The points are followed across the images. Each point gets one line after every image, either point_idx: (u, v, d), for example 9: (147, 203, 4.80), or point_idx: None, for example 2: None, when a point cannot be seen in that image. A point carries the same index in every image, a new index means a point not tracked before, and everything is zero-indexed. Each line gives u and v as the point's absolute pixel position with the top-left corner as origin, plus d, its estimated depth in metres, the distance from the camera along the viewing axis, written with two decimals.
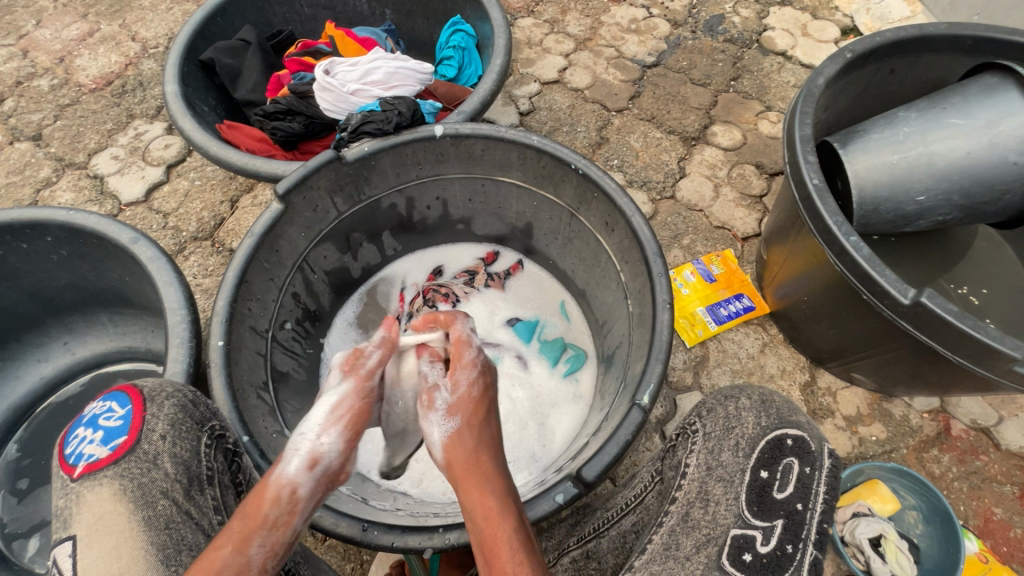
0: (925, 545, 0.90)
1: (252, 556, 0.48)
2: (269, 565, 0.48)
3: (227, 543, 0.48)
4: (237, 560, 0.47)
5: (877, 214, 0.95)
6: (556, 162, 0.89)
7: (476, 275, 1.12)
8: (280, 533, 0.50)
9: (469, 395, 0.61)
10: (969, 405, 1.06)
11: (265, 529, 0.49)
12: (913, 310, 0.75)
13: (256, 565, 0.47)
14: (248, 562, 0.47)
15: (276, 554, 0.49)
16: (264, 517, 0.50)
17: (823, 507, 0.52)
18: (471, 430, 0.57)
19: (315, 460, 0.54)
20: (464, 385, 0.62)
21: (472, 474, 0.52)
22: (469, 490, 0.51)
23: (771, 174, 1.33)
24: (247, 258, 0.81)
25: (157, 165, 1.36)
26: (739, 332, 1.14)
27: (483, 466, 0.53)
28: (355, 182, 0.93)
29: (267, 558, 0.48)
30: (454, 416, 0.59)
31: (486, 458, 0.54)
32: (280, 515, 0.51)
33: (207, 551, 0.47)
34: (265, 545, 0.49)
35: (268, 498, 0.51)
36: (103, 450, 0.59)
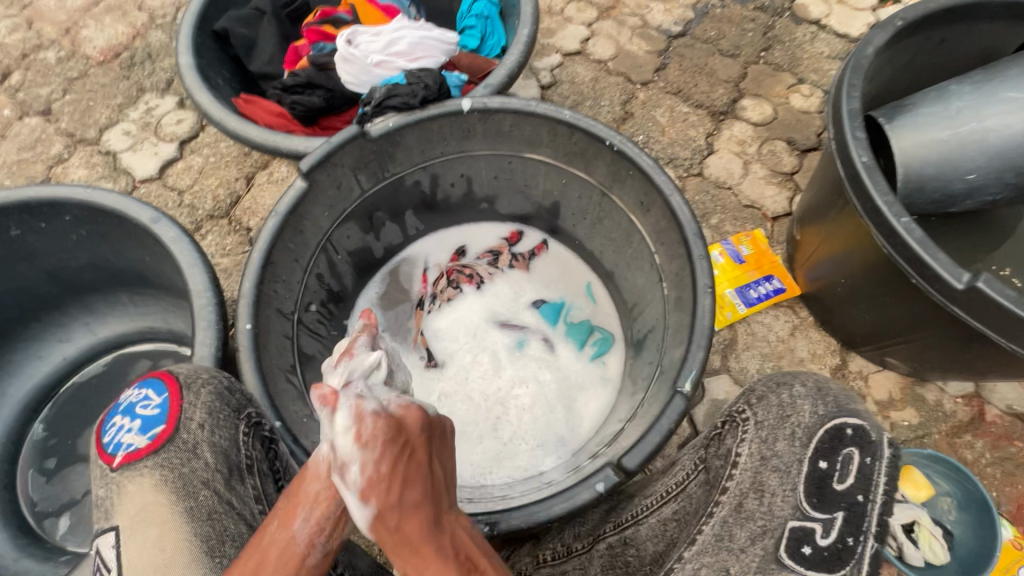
0: (958, 532, 0.88)
1: (297, 531, 0.51)
2: (316, 540, 0.52)
3: (273, 521, 0.52)
4: (283, 535, 0.51)
5: (923, 192, 0.90)
6: (589, 138, 0.86)
7: (500, 255, 1.09)
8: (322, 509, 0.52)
9: (379, 464, 0.49)
10: (1005, 390, 1.04)
11: (307, 504, 0.52)
12: (967, 295, 0.72)
13: (302, 539, 0.51)
14: (293, 536, 0.51)
15: (322, 529, 0.52)
16: (307, 494, 0.52)
17: (885, 498, 0.48)
18: (399, 496, 0.49)
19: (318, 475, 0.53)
20: (372, 446, 0.50)
21: (411, 546, 0.47)
22: (413, 560, 0.47)
23: (803, 150, 1.28)
24: (272, 239, 0.79)
25: (170, 141, 1.33)
26: (768, 314, 1.12)
27: (413, 531, 0.48)
28: (379, 159, 0.90)
29: (313, 533, 0.51)
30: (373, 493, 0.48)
31: (420, 520, 0.48)
32: (320, 491, 0.52)
33: (257, 536, 0.52)
34: (310, 520, 0.52)
35: (307, 478, 0.53)
36: (141, 439, 0.58)
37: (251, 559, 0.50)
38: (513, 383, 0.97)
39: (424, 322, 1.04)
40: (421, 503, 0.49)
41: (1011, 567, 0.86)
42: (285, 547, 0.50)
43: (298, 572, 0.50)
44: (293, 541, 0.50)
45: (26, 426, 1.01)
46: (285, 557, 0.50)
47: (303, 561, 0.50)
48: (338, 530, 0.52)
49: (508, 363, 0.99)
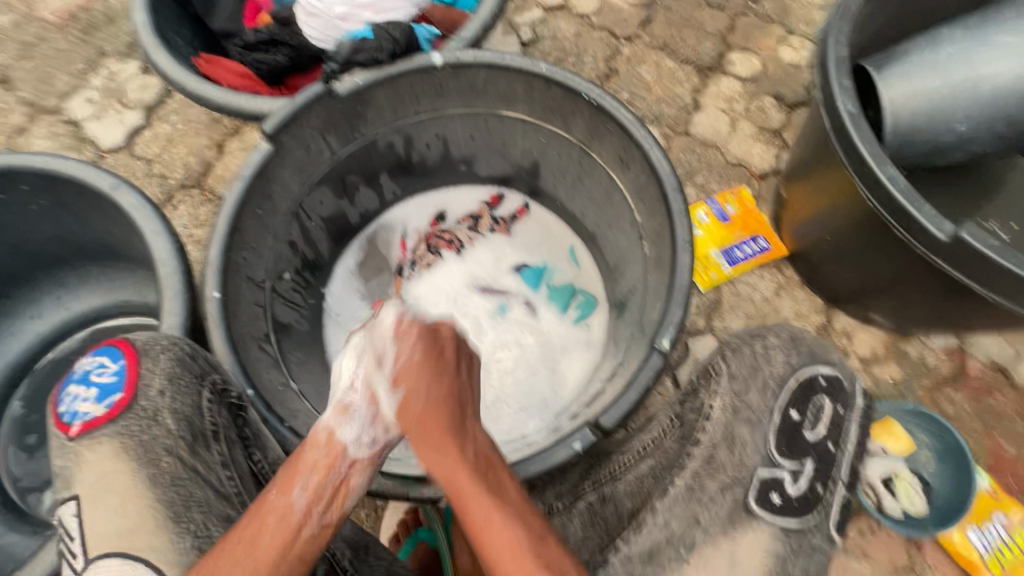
0: (937, 483, 0.89)
1: (296, 499, 0.52)
2: (314, 509, 0.52)
3: (271, 488, 0.52)
4: (282, 502, 0.51)
5: (912, 144, 0.87)
6: (566, 93, 0.82)
7: (480, 219, 1.06)
8: (322, 476, 0.54)
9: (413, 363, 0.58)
10: (988, 344, 1.03)
11: (305, 474, 0.54)
12: (950, 246, 0.71)
13: (300, 508, 0.51)
14: (290, 504, 0.51)
15: (319, 498, 0.53)
16: (306, 462, 0.55)
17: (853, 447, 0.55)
18: (423, 385, 0.56)
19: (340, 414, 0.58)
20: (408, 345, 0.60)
21: (439, 435, 0.52)
22: (432, 447, 0.52)
23: (792, 105, 1.24)
24: (237, 203, 0.76)
25: (135, 108, 1.27)
26: (754, 274, 1.10)
27: (435, 423, 0.53)
28: (348, 119, 0.87)
29: (310, 501, 0.52)
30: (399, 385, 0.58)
31: (444, 413, 0.54)
32: (321, 458, 0.55)
33: (256, 504, 0.51)
34: (307, 490, 0.52)
35: (309, 446, 0.56)
36: (99, 407, 0.57)
37: (248, 526, 0.50)
38: (496, 348, 0.97)
39: (404, 289, 1.02)
40: (435, 406, 0.55)
41: (987, 515, 0.88)
42: (283, 515, 0.50)
43: (293, 540, 0.50)
44: (291, 507, 0.50)
45: (4, 403, 0.99)
46: (281, 524, 0.50)
47: (300, 529, 0.50)
48: (336, 501, 0.53)
49: (491, 328, 0.98)
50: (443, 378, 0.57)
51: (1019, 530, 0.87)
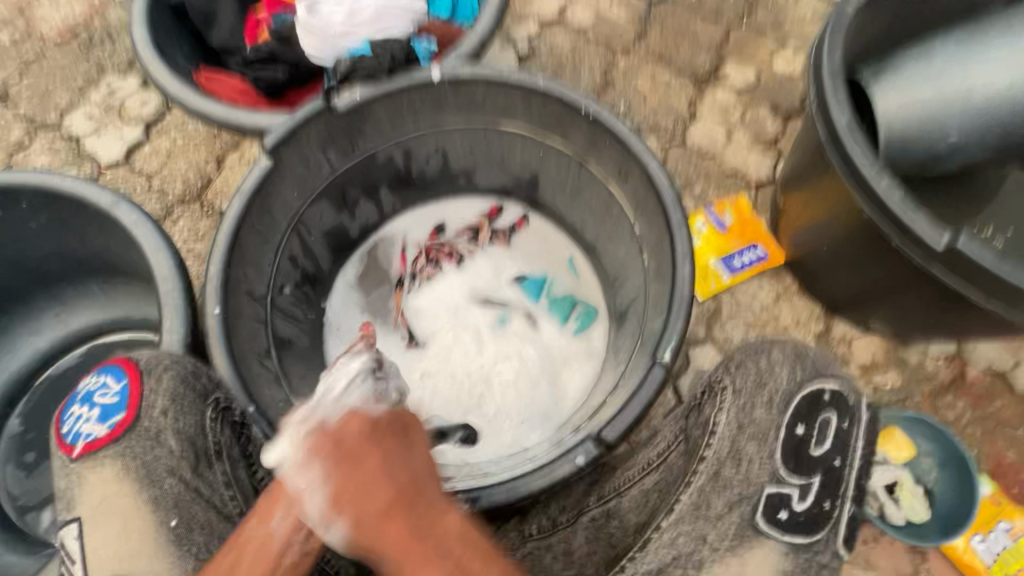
0: (940, 491, 0.88)
1: (274, 528, 0.50)
2: (294, 538, 0.50)
3: (252, 517, 0.52)
4: (261, 531, 0.50)
5: (904, 153, 0.87)
6: (564, 107, 0.83)
7: (479, 231, 1.06)
8: (295, 518, 0.50)
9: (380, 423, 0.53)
10: (987, 350, 1.03)
11: (284, 503, 0.51)
12: (946, 256, 0.72)
13: (279, 535, 0.50)
14: (270, 533, 0.50)
15: (298, 527, 0.50)
16: (284, 494, 0.52)
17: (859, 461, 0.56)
18: (373, 473, 0.48)
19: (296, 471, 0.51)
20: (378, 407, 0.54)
21: (404, 540, 0.44)
22: (404, 556, 0.44)
23: (787, 116, 1.25)
24: (238, 220, 0.77)
25: (135, 124, 1.27)
26: (752, 283, 1.10)
27: (398, 520, 0.45)
28: (348, 134, 0.87)
29: (289, 531, 0.50)
30: (341, 478, 0.48)
31: (404, 504, 0.46)
32: (292, 507, 0.51)
33: (236, 532, 0.51)
34: (285, 520, 0.50)
35: (282, 486, 0.52)
36: (102, 428, 0.59)
37: (228, 557, 0.50)
38: (497, 359, 0.96)
39: (404, 302, 1.02)
40: (403, 479, 0.48)
41: (988, 522, 0.89)
42: (262, 543, 0.50)
43: (273, 569, 0.49)
44: (270, 537, 0.50)
45: (2, 421, 0.99)
46: (261, 554, 0.49)
47: (279, 558, 0.49)
48: (317, 532, 0.50)
49: (491, 340, 0.98)
50: (391, 452, 0.50)
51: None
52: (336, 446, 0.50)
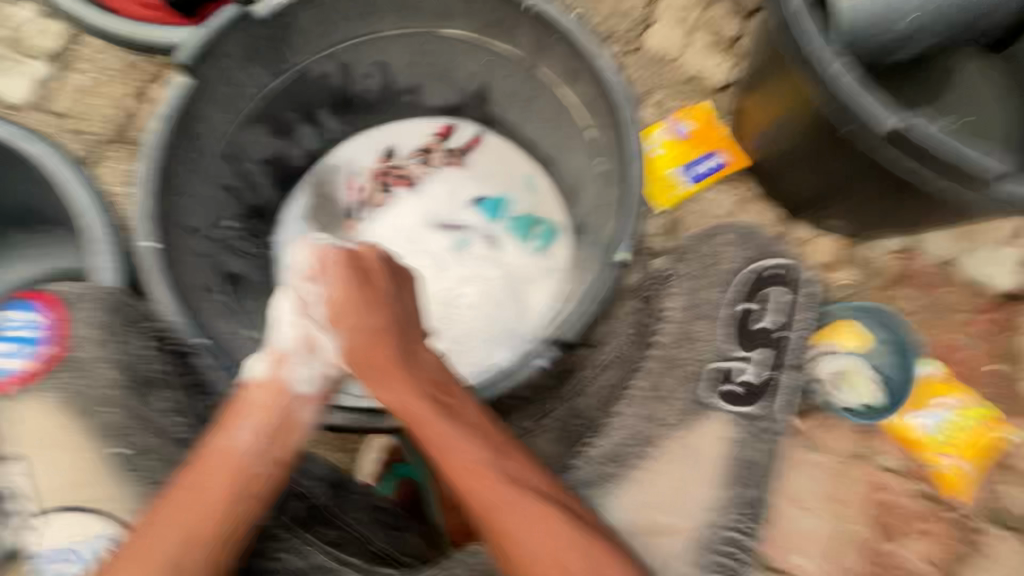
0: (890, 373, 0.94)
1: (242, 437, 0.67)
2: (258, 444, 0.67)
3: (215, 435, 0.67)
4: (226, 444, 0.66)
5: (871, 39, 0.81)
6: (503, 3, 0.79)
7: (431, 153, 0.98)
8: (262, 417, 0.68)
9: (352, 285, 0.70)
10: (939, 240, 1.04)
11: (246, 413, 0.68)
12: (892, 138, 0.73)
13: (243, 446, 0.66)
14: (234, 444, 0.66)
15: (263, 435, 0.67)
16: (250, 404, 0.68)
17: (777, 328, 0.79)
18: (361, 323, 0.69)
19: (280, 360, 0.70)
20: (338, 276, 0.70)
21: (386, 370, 0.67)
22: (384, 384, 0.67)
23: (748, 11, 1.19)
24: (161, 145, 0.72)
25: (37, 57, 1.14)
26: (712, 191, 1.10)
27: (381, 358, 0.68)
28: (274, 47, 0.81)
29: (255, 436, 0.67)
30: (335, 331, 0.70)
31: (383, 346, 0.68)
32: (262, 399, 0.69)
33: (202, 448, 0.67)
34: (248, 429, 0.67)
35: (253, 388, 0.69)
36: (35, 361, 0.73)
37: (206, 463, 0.65)
38: (462, 282, 0.95)
39: (358, 232, 0.96)
40: (381, 329, 0.69)
41: (931, 399, 0.94)
42: (232, 451, 0.66)
43: (241, 473, 0.66)
44: (237, 444, 0.66)
45: None
46: (226, 461, 0.66)
47: (247, 460, 0.66)
48: (280, 441, 0.68)
49: (454, 262, 0.96)
50: (373, 312, 0.69)
51: (959, 411, 0.94)
52: (330, 301, 0.70)
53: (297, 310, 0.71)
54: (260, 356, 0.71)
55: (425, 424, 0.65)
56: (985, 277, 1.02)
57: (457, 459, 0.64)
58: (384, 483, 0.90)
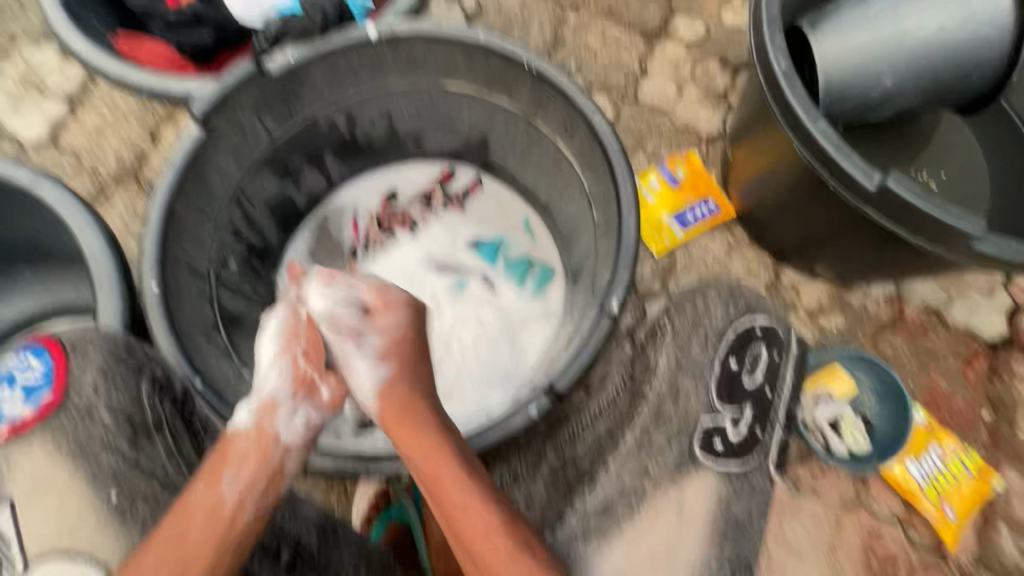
0: (878, 420, 0.95)
1: (225, 494, 0.55)
2: (247, 500, 0.56)
3: (199, 481, 0.55)
4: (210, 497, 0.54)
5: (842, 102, 0.89)
6: (506, 62, 0.81)
7: (432, 196, 1.05)
8: (251, 469, 0.57)
9: (401, 332, 0.67)
10: (923, 288, 1.08)
11: (234, 466, 0.57)
12: (879, 196, 0.74)
13: (230, 502, 0.55)
14: (220, 500, 0.54)
15: (252, 490, 0.56)
16: (235, 453, 0.58)
17: (781, 387, 0.72)
18: (405, 372, 0.65)
19: (267, 408, 0.61)
20: (393, 319, 0.67)
21: (413, 423, 0.61)
22: (409, 437, 0.60)
23: (735, 68, 1.25)
24: (171, 191, 0.73)
25: (57, 98, 1.19)
26: (704, 236, 1.13)
27: (413, 411, 0.62)
28: (285, 99, 0.84)
29: (242, 494, 0.56)
30: (387, 362, 0.65)
31: (420, 399, 0.63)
32: (249, 449, 0.58)
33: (181, 501, 0.54)
34: (237, 482, 0.56)
35: (237, 437, 0.59)
36: (26, 409, 0.57)
37: (174, 527, 0.52)
38: (456, 324, 0.97)
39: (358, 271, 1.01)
40: (417, 386, 0.64)
41: (923, 447, 0.95)
42: (213, 510, 0.54)
43: (229, 532, 0.54)
44: (221, 503, 0.54)
45: None
46: (212, 519, 0.54)
47: (234, 521, 0.54)
48: (272, 489, 0.58)
49: (449, 305, 0.98)
50: (413, 363, 0.66)
51: (951, 458, 0.95)
52: (383, 340, 0.66)
53: (286, 343, 0.65)
54: (246, 403, 0.62)
55: (445, 485, 0.57)
56: (967, 325, 1.06)
57: (475, 530, 0.56)
58: (374, 528, 0.91)
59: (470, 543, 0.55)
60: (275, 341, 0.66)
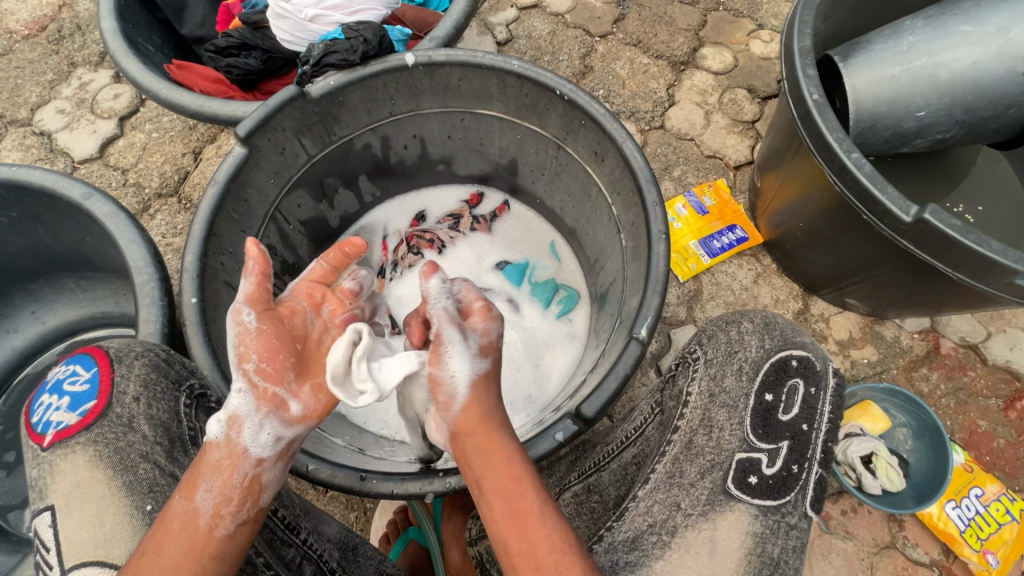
0: (913, 460, 0.91)
1: (200, 503, 0.50)
2: (222, 511, 0.51)
3: (176, 493, 0.51)
4: (185, 507, 0.50)
5: (875, 131, 0.89)
6: (539, 89, 0.82)
7: (460, 218, 1.08)
8: (225, 479, 0.52)
9: (498, 341, 0.62)
10: (959, 323, 1.05)
11: (209, 477, 0.52)
12: (915, 227, 0.73)
13: (206, 511, 0.50)
14: (196, 508, 0.50)
15: (228, 499, 0.52)
16: (208, 464, 0.53)
17: (826, 426, 0.61)
18: (492, 383, 0.59)
19: (233, 420, 0.55)
20: (496, 326, 0.62)
21: (491, 438, 0.54)
22: (489, 451, 0.53)
23: (764, 97, 1.26)
24: (213, 208, 0.76)
25: (108, 117, 1.25)
26: (731, 264, 1.12)
27: (494, 425, 0.55)
28: (323, 121, 0.87)
29: (218, 503, 0.51)
30: (482, 364, 0.59)
31: (499, 415, 0.56)
32: (222, 460, 0.54)
33: (161, 513, 0.51)
34: (212, 492, 0.51)
35: (209, 447, 0.55)
36: (71, 416, 0.59)
37: (153, 539, 0.49)
38: None
39: (386, 289, 1.04)
40: (498, 402, 0.58)
41: (962, 488, 0.91)
42: (189, 520, 0.49)
43: (205, 544, 0.49)
44: (197, 512, 0.50)
45: None
46: (189, 530, 0.49)
47: (212, 532, 0.50)
48: (249, 500, 0.53)
49: None
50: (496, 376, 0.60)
51: (994, 503, 0.90)
52: (484, 342, 0.60)
53: (238, 362, 0.57)
54: (215, 415, 0.56)
55: (516, 496, 0.50)
56: (1007, 363, 1.02)
57: (549, 547, 0.47)
58: (394, 547, 0.92)
59: (541, 565, 0.46)
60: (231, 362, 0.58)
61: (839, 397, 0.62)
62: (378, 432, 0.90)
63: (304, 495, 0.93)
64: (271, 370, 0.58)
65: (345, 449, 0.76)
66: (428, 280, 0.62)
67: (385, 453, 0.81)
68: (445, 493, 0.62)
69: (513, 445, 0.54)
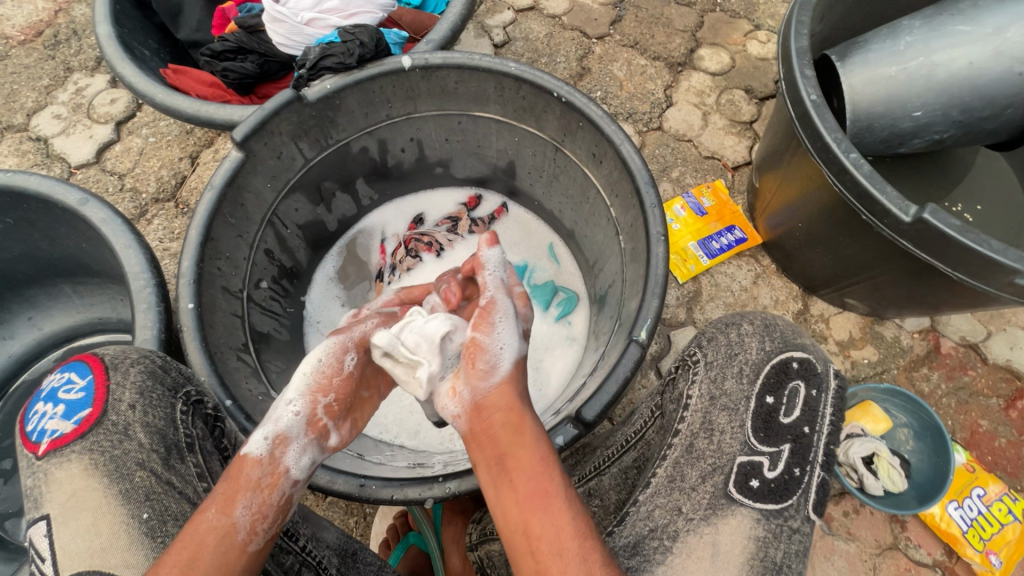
0: (916, 461, 0.91)
1: (238, 518, 0.50)
2: (258, 528, 0.51)
3: (211, 505, 0.51)
4: (223, 522, 0.49)
5: (872, 131, 0.89)
6: (536, 91, 0.82)
7: (459, 221, 1.07)
8: (265, 496, 0.53)
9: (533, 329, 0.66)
10: (959, 323, 1.05)
11: (249, 493, 0.52)
12: (915, 227, 0.72)
13: (244, 526, 0.50)
14: (234, 523, 0.50)
15: (265, 517, 0.52)
16: (248, 479, 0.53)
17: (829, 429, 0.60)
18: (524, 370, 0.60)
19: (282, 440, 0.56)
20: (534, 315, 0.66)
21: (522, 419, 0.54)
22: (519, 430, 0.52)
23: (761, 98, 1.26)
24: (210, 213, 0.76)
25: (104, 122, 1.25)
26: (731, 264, 1.11)
27: (525, 409, 0.55)
28: (320, 125, 0.86)
29: (255, 520, 0.51)
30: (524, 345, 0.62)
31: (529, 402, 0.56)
32: (263, 477, 0.54)
33: (192, 524, 0.50)
34: (251, 508, 0.51)
35: (249, 462, 0.54)
36: (67, 424, 0.58)
37: (183, 552, 0.48)
38: None
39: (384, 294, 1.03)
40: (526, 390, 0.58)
41: (964, 488, 0.90)
42: (226, 536, 0.49)
43: (238, 560, 0.49)
44: (236, 527, 0.49)
45: None
46: (225, 545, 0.49)
47: (245, 549, 0.49)
48: (282, 519, 0.53)
49: None
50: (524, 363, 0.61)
51: (997, 503, 0.89)
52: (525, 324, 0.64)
53: (310, 390, 0.59)
54: (261, 429, 0.56)
55: (543, 478, 0.49)
56: (1008, 362, 1.02)
57: (572, 532, 0.47)
58: (394, 552, 0.91)
59: (563, 548, 0.46)
60: (296, 384, 0.60)
61: (841, 399, 0.61)
62: (377, 437, 0.89)
63: (303, 501, 0.92)
64: (339, 410, 0.61)
65: (343, 455, 0.75)
66: (488, 248, 0.68)
67: (384, 459, 0.80)
68: (445, 498, 0.62)
69: (540, 428, 0.53)
